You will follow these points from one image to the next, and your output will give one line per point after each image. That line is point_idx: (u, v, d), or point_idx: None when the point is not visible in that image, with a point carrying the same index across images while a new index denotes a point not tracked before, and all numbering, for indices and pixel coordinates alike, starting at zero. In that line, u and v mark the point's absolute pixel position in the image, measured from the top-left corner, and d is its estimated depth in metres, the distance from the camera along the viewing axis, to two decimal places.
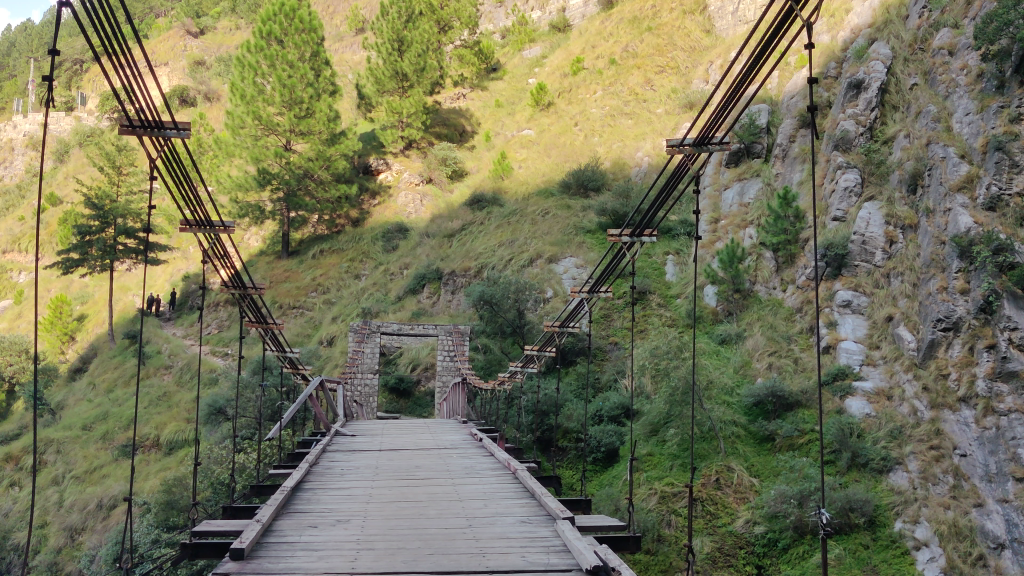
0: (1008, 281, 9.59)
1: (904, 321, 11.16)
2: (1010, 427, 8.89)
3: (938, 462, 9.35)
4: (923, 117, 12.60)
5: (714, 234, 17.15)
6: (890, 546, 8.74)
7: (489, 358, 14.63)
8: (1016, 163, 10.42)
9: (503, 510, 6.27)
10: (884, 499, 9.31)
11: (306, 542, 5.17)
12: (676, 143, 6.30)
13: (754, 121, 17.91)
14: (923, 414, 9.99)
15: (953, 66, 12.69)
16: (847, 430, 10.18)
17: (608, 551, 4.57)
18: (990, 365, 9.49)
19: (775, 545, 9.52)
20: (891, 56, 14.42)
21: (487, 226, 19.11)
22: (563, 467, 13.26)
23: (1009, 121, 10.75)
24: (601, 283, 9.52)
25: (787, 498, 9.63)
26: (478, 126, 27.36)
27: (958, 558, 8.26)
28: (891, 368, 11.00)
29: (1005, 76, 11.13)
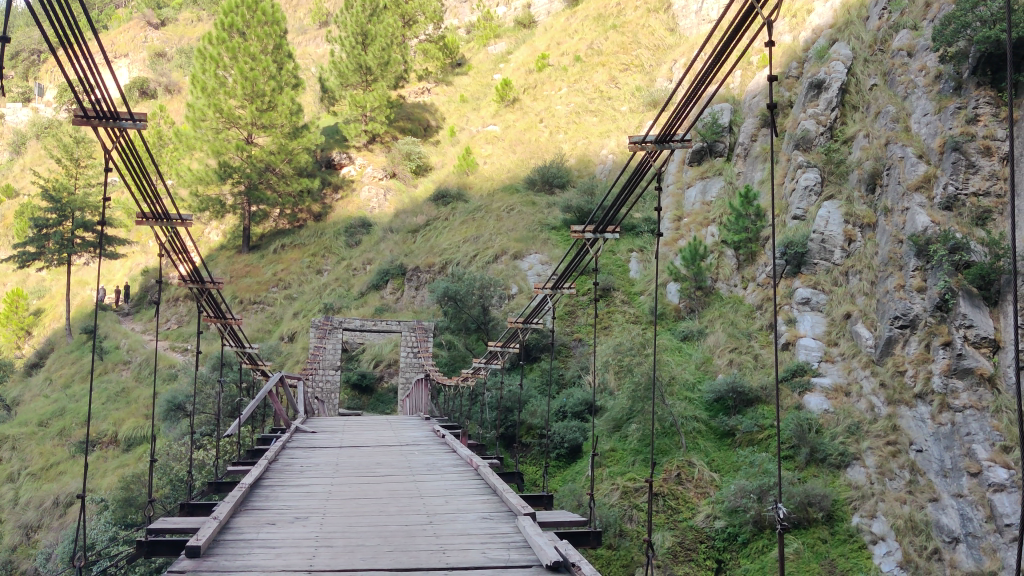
0: (964, 280, 9.67)
1: (861, 318, 11.27)
2: (965, 423, 8.98)
3: (895, 458, 9.46)
4: (882, 117, 12.63)
5: (677, 231, 17.23)
6: (848, 540, 8.92)
7: (453, 354, 14.80)
8: (972, 163, 10.50)
9: (464, 507, 6.19)
10: (841, 493, 9.46)
11: (263, 539, 5.05)
12: (637, 140, 6.24)
13: (716, 120, 18.02)
14: (879, 410, 10.12)
15: (912, 67, 12.68)
16: (806, 425, 10.31)
17: (568, 546, 4.51)
18: (945, 362, 9.54)
19: (735, 539, 9.54)
20: (852, 56, 14.47)
21: (452, 222, 18.99)
22: (527, 463, 13.20)
23: (966, 122, 10.81)
24: (564, 280, 9.50)
25: (747, 493, 9.69)
26: (443, 122, 27.20)
27: (914, 552, 8.38)
28: (849, 364, 11.13)
29: (962, 77, 11.15)
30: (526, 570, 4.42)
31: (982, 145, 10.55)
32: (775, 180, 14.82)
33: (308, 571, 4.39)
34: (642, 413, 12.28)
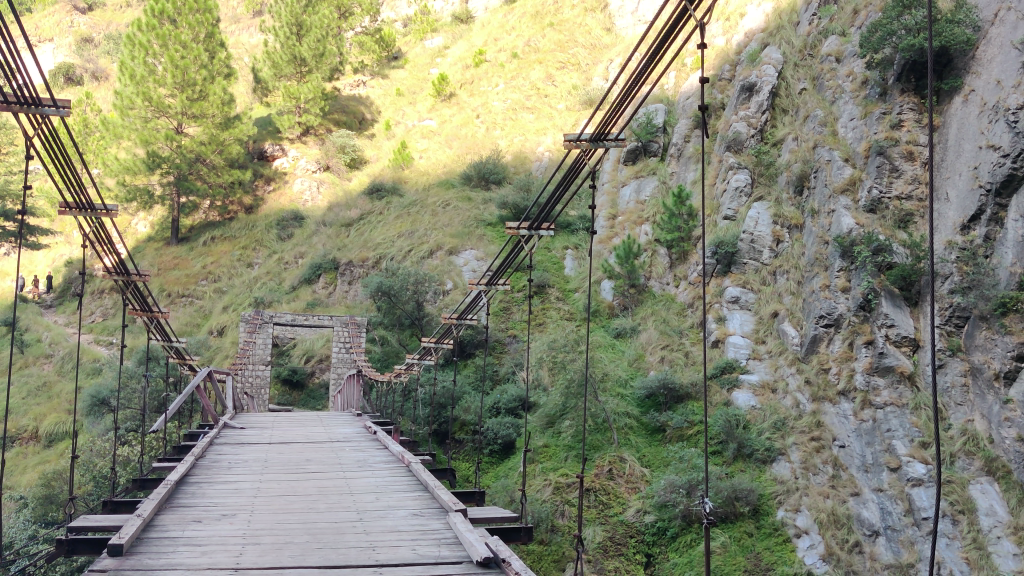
0: (886, 281, 9.90)
1: (789, 317, 11.59)
2: (886, 420, 9.24)
3: (819, 453, 9.80)
4: (810, 120, 12.93)
5: (611, 229, 17.42)
6: (773, 534, 9.20)
7: (386, 349, 14.79)
8: (896, 167, 10.69)
9: (395, 504, 6.17)
10: (767, 488, 9.76)
11: (189, 537, 4.96)
12: (572, 138, 6.29)
13: (650, 120, 18.30)
14: (804, 407, 10.42)
15: (839, 72, 12.88)
16: (734, 421, 10.65)
17: (499, 542, 4.54)
18: (867, 360, 9.83)
19: (664, 534, 9.72)
20: (782, 61, 14.80)
21: (386, 216, 18.88)
22: (459, 459, 13.20)
23: (890, 127, 11.03)
24: (499, 276, 9.53)
25: (676, 488, 9.87)
26: (378, 115, 27.02)
27: (836, 545, 8.69)
28: (776, 361, 11.44)
29: (888, 83, 11.29)
30: (457, 567, 4.44)
31: (905, 149, 10.75)
32: (707, 181, 15.16)
33: (234, 568, 4.35)
34: (575, 408, 12.35)
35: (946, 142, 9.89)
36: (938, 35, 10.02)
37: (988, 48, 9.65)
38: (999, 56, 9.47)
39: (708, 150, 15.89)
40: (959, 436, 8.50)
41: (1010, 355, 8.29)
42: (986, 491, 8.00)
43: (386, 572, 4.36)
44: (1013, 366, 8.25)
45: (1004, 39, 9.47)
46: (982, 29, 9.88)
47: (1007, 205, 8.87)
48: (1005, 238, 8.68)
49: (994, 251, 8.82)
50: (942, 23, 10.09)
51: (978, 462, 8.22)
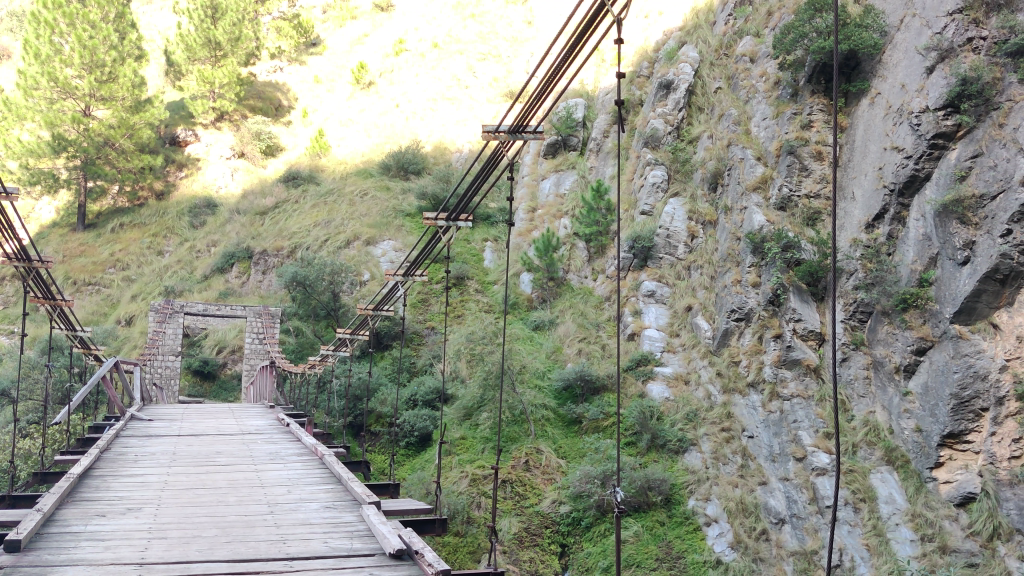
0: (794, 277, 10.23)
1: (701, 311, 11.91)
2: (792, 411, 9.55)
3: (728, 443, 10.14)
4: (725, 119, 13.17)
5: (531, 222, 17.52)
6: (684, 523, 9.54)
7: (301, 341, 14.56)
8: (805, 167, 10.89)
9: (307, 496, 6.14)
10: (679, 478, 10.12)
11: (92, 532, 4.84)
12: (491, 129, 6.31)
13: (570, 114, 18.44)
14: (715, 398, 10.76)
15: (753, 73, 13.06)
16: (648, 413, 10.93)
17: (412, 533, 4.56)
18: (776, 353, 10.09)
19: (579, 524, 9.90)
20: (699, 59, 15.06)
21: (302, 205, 18.58)
22: (374, 451, 13.09)
23: (800, 127, 11.21)
24: (416, 267, 9.50)
25: (591, 478, 10.03)
26: (296, 102, 26.52)
27: (743, 533, 9.00)
28: (689, 354, 11.79)
29: (799, 85, 11.49)
30: (369, 558, 4.45)
31: (814, 149, 10.97)
32: (625, 176, 15.38)
33: (139, 563, 4.27)
34: (492, 400, 12.41)
35: (853, 143, 10.30)
36: (847, 38, 10.30)
37: (894, 52, 9.96)
38: (903, 60, 9.75)
39: (627, 146, 16.13)
40: (861, 427, 8.93)
41: (910, 349, 8.63)
42: (885, 479, 8.40)
43: (298, 564, 4.34)
44: (913, 360, 8.59)
45: (908, 44, 9.76)
46: (889, 34, 10.20)
47: (909, 205, 9.22)
48: (907, 237, 9.00)
49: (896, 249, 9.17)
50: (851, 26, 10.36)
51: (879, 452, 8.64)
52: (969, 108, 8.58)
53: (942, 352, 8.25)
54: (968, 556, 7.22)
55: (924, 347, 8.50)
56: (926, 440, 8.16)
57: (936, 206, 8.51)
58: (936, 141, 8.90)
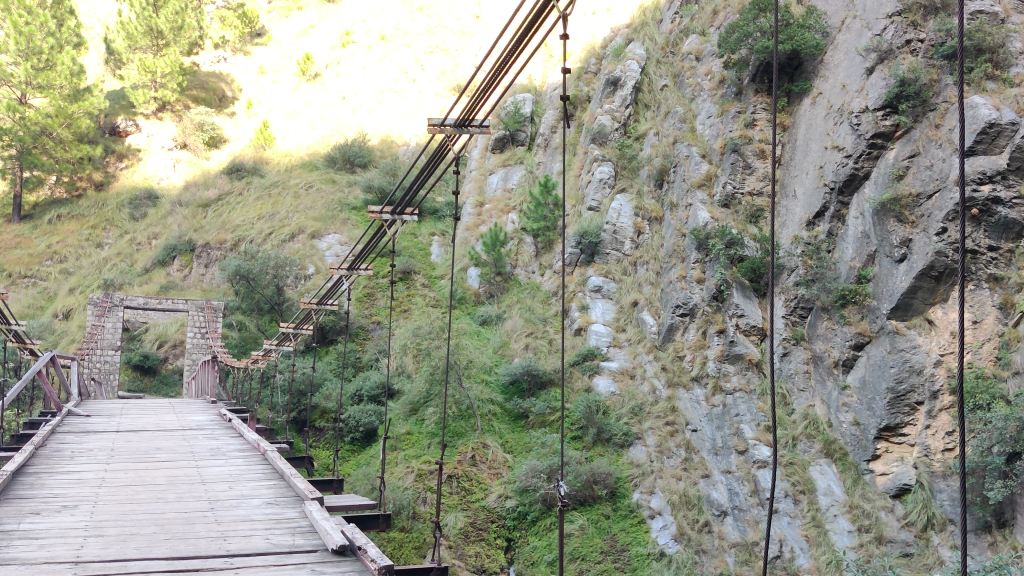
0: (737, 272, 10.28)
1: (647, 307, 12.07)
2: (734, 405, 9.69)
3: (672, 437, 10.30)
4: (671, 116, 13.28)
5: (478, 217, 17.50)
6: (628, 516, 9.70)
7: (244, 335, 14.41)
8: (749, 166, 11.05)
9: (249, 492, 6.09)
10: (624, 471, 10.31)
11: (25, 531, 4.76)
12: (437, 123, 6.34)
13: (518, 109, 18.47)
14: (660, 393, 10.90)
15: (699, 71, 13.19)
16: (594, 407, 11.11)
17: (354, 530, 4.56)
18: (719, 348, 10.23)
19: (524, 518, 10.01)
20: (645, 57, 15.18)
21: (246, 197, 18.34)
22: (319, 447, 12.96)
23: (744, 126, 11.32)
24: (361, 260, 9.46)
25: (538, 472, 10.21)
26: (240, 93, 26.13)
27: (687, 525, 9.16)
28: (635, 349, 11.93)
29: (743, 84, 11.65)
30: (311, 555, 4.43)
31: (757, 148, 11.12)
32: (573, 172, 15.47)
33: (74, 562, 4.21)
34: (438, 395, 12.42)
35: (795, 142, 10.53)
36: (790, 39, 10.46)
37: (836, 53, 10.19)
38: (844, 62, 10.00)
39: (574, 142, 16.23)
40: (801, 420, 9.12)
41: (848, 343, 8.87)
42: (824, 472, 8.55)
43: (238, 561, 4.30)
44: (851, 355, 8.84)
45: (849, 45, 10.00)
46: (831, 35, 10.42)
47: (848, 203, 9.43)
48: (847, 234, 9.21)
49: (835, 246, 9.40)
50: (793, 26, 10.54)
51: (818, 444, 8.84)
52: (907, 109, 8.79)
53: (880, 347, 8.48)
54: (903, 546, 7.41)
55: (862, 342, 8.76)
56: (863, 433, 8.37)
57: (875, 204, 8.72)
58: (875, 140, 9.08)
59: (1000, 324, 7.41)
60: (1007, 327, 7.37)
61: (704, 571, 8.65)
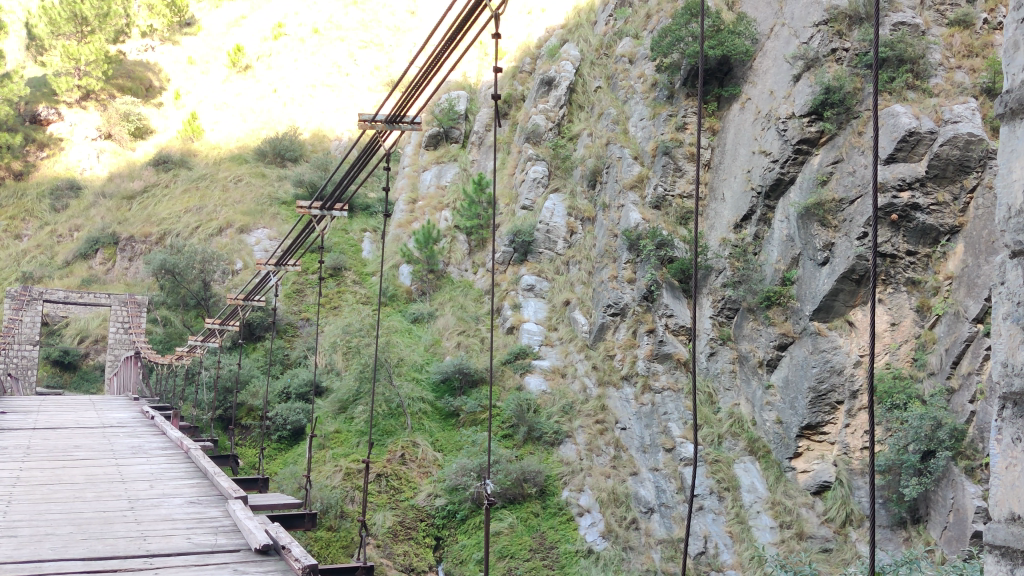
0: (666, 273, 10.55)
1: (579, 306, 12.17)
2: (663, 403, 9.92)
3: (602, 435, 10.43)
4: (604, 118, 13.39)
5: (411, 214, 17.36)
6: (557, 513, 9.83)
7: (168, 331, 14.12)
8: (680, 168, 11.28)
9: (171, 491, 6.02)
10: (554, 469, 10.37)
11: None
12: (368, 118, 6.33)
13: (453, 106, 18.46)
14: (591, 391, 11.03)
15: (632, 73, 13.27)
16: (525, 406, 11.17)
17: (278, 529, 4.56)
18: (648, 347, 10.42)
19: (453, 517, 10.04)
20: (579, 58, 15.30)
21: (172, 189, 17.97)
22: (244, 445, 12.71)
23: (675, 129, 11.50)
24: (289, 256, 9.36)
25: (468, 471, 10.18)
26: (167, 83, 25.60)
27: (615, 523, 9.29)
28: (566, 348, 12.05)
29: (674, 87, 11.80)
30: (234, 554, 4.42)
31: (688, 151, 11.33)
32: (507, 170, 15.54)
33: None
34: (368, 392, 12.34)
35: (724, 146, 10.78)
36: (720, 44, 10.69)
37: (764, 60, 10.44)
38: (773, 68, 10.23)
39: (509, 141, 16.31)
40: (726, 419, 9.32)
41: (772, 344, 9.11)
42: (748, 469, 8.81)
43: (159, 561, 4.26)
44: (776, 354, 9.08)
45: (778, 53, 10.25)
46: (760, 42, 10.67)
47: (774, 207, 9.68)
48: (773, 237, 9.46)
49: (761, 249, 9.66)
50: (724, 32, 10.75)
51: (742, 443, 9.06)
52: (831, 116, 9.03)
53: (802, 347, 8.73)
54: (823, 541, 7.63)
55: (786, 343, 9.00)
56: (786, 431, 8.61)
57: (799, 208, 8.94)
58: (800, 146, 9.30)
59: (917, 326, 7.75)
60: (924, 329, 7.70)
61: (631, 568, 8.77)
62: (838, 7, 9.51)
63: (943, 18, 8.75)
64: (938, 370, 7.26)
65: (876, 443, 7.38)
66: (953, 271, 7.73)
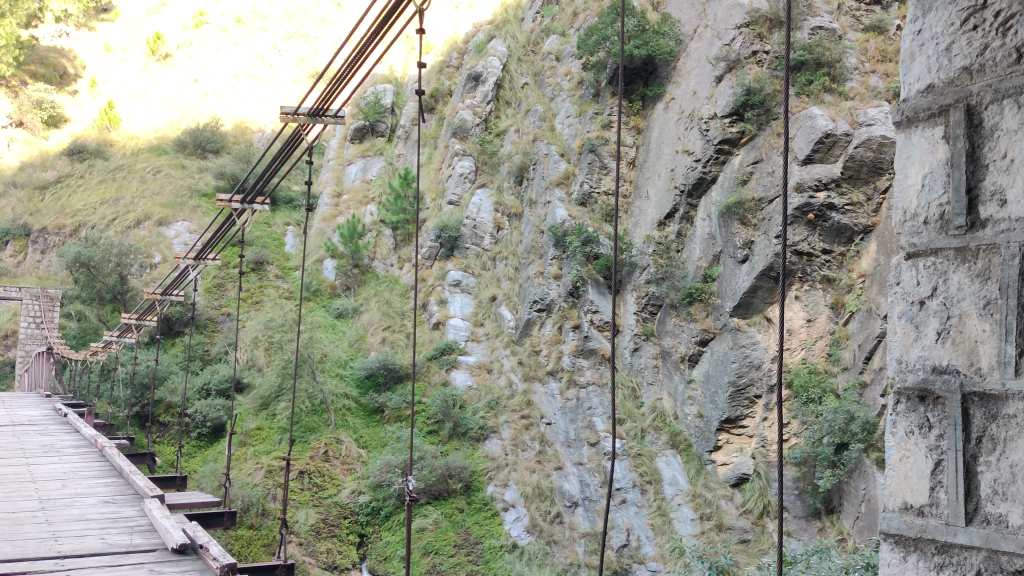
0: (592, 270, 10.70)
1: (506, 301, 12.27)
2: (588, 398, 10.14)
3: (527, 430, 10.55)
4: (531, 115, 13.47)
5: (336, 207, 17.16)
6: (482, 509, 9.81)
7: (83, 326, 13.62)
8: (605, 166, 11.41)
9: (84, 491, 5.91)
10: (479, 464, 10.39)
11: None
12: (291, 111, 6.25)
13: (379, 100, 18.39)
14: (516, 387, 11.14)
15: (559, 71, 13.36)
16: (451, 401, 11.04)
17: (196, 528, 4.55)
18: (574, 343, 10.58)
19: (378, 513, 10.05)
20: (507, 54, 15.38)
21: (88, 180, 17.45)
22: (162, 442, 12.42)
23: (601, 127, 11.62)
24: (209, 250, 9.18)
25: (392, 467, 10.22)
26: (83, 70, 24.88)
27: (539, 517, 9.42)
28: (492, 343, 12.15)
29: (601, 86, 11.93)
30: (149, 555, 4.36)
31: (613, 149, 11.46)
32: (433, 165, 15.54)
33: None
34: (290, 388, 12.18)
35: (648, 145, 11.00)
36: (645, 44, 10.83)
37: (688, 60, 10.64)
38: (696, 69, 10.44)
39: (436, 135, 16.30)
40: (649, 413, 9.57)
41: (694, 340, 9.32)
42: (670, 462, 9.03)
43: (69, 563, 4.18)
44: (697, 350, 9.28)
45: (700, 53, 10.46)
46: (684, 42, 10.86)
47: (696, 205, 9.91)
48: (695, 236, 9.70)
49: (684, 247, 9.86)
50: (649, 32, 10.91)
51: (664, 436, 9.30)
52: (752, 117, 9.26)
53: (723, 343, 8.92)
54: (741, 532, 7.86)
55: (707, 338, 9.20)
56: (706, 425, 8.80)
57: (720, 207, 9.16)
58: (722, 146, 9.52)
59: (832, 323, 8.05)
60: (838, 325, 8.01)
61: (554, 561, 8.91)
62: (759, 10, 9.77)
63: (858, 23, 9.25)
64: (851, 365, 7.56)
65: (791, 435, 7.66)
66: (866, 270, 8.04)
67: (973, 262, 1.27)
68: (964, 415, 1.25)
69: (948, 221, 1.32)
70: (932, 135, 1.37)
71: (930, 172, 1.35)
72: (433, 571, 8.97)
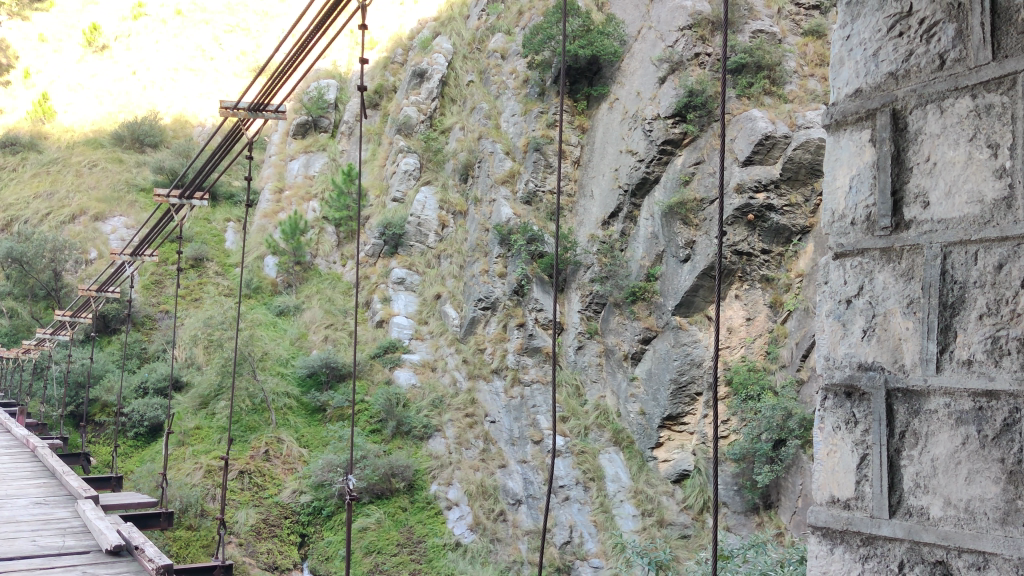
0: (537, 268, 10.78)
1: (450, 300, 12.26)
2: (532, 396, 10.19)
3: (471, 429, 10.56)
4: (476, 113, 13.47)
5: (277, 203, 16.95)
6: (425, 507, 9.74)
7: (15, 323, 13.21)
8: (550, 165, 11.44)
9: (15, 492, 5.76)
10: (423, 463, 10.35)
11: None
12: (231, 105, 6.15)
13: (322, 96, 18.29)
14: (460, 385, 11.15)
15: (503, 69, 13.39)
16: (394, 399, 10.99)
17: (131, 529, 4.50)
18: (518, 341, 10.70)
19: (319, 513, 9.99)
20: (452, 51, 15.38)
21: (20, 173, 16.99)
22: (97, 442, 12.15)
23: (546, 126, 11.67)
24: (146, 246, 9.00)
25: (334, 467, 10.20)
26: (15, 62, 24.26)
27: (483, 515, 9.40)
28: (436, 342, 12.13)
29: (546, 85, 11.98)
30: (82, 556, 4.29)
31: (558, 149, 11.47)
32: (377, 162, 15.46)
33: None
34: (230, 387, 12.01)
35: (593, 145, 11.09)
36: (590, 44, 10.92)
37: (632, 61, 10.75)
38: (640, 69, 10.55)
39: (380, 131, 16.21)
40: (593, 410, 9.65)
41: (636, 338, 9.43)
42: (612, 459, 9.12)
43: (0, 564, 4.08)
44: (640, 348, 9.39)
45: (644, 55, 10.58)
46: (628, 43, 10.97)
47: (640, 205, 10.00)
48: (638, 235, 9.80)
49: (627, 246, 9.95)
50: (594, 32, 10.98)
51: (607, 434, 9.40)
52: (694, 119, 9.44)
53: (665, 341, 9.06)
54: (682, 528, 7.97)
55: (649, 337, 9.33)
56: (648, 422, 8.91)
57: (663, 207, 9.28)
58: (665, 147, 9.65)
59: (771, 321, 8.24)
60: (776, 324, 8.20)
61: (498, 559, 8.95)
62: (702, 13, 9.93)
63: (797, 28, 9.45)
64: (788, 362, 7.73)
65: (731, 432, 7.81)
66: (803, 270, 8.21)
67: (898, 262, 1.38)
68: (888, 410, 1.36)
69: (873, 222, 1.41)
70: (859, 137, 1.47)
71: (857, 174, 1.45)
72: (376, 570, 8.80)
